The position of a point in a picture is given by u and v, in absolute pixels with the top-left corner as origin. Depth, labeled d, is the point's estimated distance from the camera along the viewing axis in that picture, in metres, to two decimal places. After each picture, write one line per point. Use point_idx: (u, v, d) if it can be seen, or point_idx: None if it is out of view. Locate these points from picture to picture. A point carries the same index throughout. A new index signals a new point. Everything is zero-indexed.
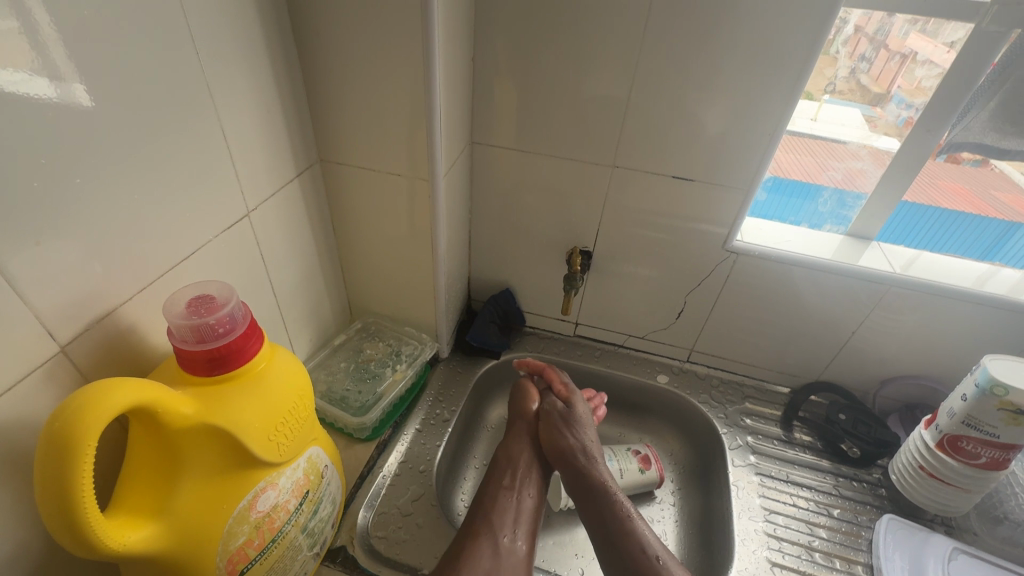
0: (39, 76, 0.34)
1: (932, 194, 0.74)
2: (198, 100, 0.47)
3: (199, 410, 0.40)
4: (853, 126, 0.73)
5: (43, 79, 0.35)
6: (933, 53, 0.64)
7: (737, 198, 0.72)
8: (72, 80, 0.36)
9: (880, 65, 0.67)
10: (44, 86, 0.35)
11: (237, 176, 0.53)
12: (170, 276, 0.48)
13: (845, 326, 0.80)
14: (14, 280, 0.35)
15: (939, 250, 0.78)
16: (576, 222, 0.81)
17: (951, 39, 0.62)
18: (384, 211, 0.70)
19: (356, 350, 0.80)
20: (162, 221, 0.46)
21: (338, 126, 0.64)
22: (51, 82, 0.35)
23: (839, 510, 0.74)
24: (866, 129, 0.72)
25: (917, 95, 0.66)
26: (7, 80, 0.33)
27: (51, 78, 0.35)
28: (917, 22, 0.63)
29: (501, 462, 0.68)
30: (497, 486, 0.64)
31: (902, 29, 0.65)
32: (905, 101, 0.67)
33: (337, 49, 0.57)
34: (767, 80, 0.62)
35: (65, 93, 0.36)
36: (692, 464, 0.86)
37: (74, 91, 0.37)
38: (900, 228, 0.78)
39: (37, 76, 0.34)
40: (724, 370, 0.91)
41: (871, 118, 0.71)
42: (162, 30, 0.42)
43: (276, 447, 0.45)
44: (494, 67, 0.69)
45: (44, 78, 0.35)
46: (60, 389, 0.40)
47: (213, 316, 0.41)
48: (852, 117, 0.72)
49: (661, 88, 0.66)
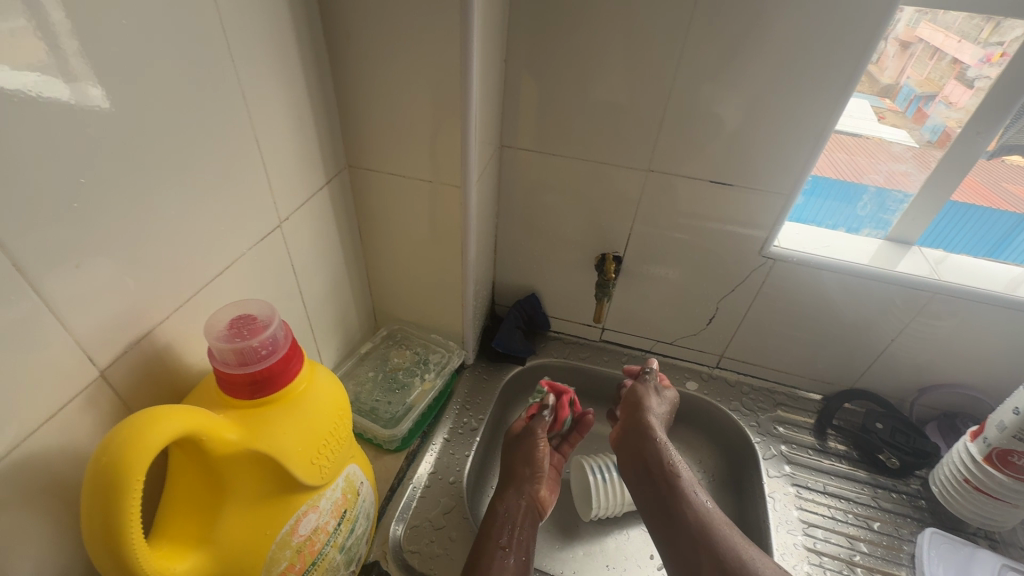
0: (55, 79, 0.31)
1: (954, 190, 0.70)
2: (231, 108, 0.45)
3: (244, 434, 0.38)
4: (863, 117, 0.71)
5: (59, 81, 0.32)
6: (949, 46, 0.63)
7: (777, 203, 0.69)
8: (94, 85, 0.34)
9: (890, 58, 0.65)
10: (61, 89, 0.32)
11: (269, 186, 0.52)
12: (205, 293, 0.46)
13: (884, 332, 0.77)
14: (52, 306, 0.34)
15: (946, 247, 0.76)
16: (606, 226, 0.79)
17: (987, 40, 0.61)
18: (413, 218, 0.68)
19: (383, 358, 0.78)
20: (194, 234, 0.44)
21: (369, 133, 0.62)
22: (63, 83, 0.32)
23: (879, 523, 0.72)
24: (874, 119, 0.71)
25: (926, 86, 0.67)
26: (25, 84, 0.30)
27: (68, 81, 0.32)
28: (931, 13, 0.60)
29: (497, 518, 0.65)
30: (492, 545, 0.61)
31: (913, 21, 0.62)
32: (913, 92, 0.68)
33: (369, 53, 0.55)
34: (814, 83, 0.60)
35: (83, 96, 0.33)
36: (724, 472, 0.84)
37: (90, 94, 0.34)
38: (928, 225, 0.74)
39: (53, 79, 0.31)
40: (755, 377, 0.89)
41: (879, 108, 0.71)
42: (196, 36, 0.40)
43: (319, 471, 0.44)
44: (527, 69, 0.67)
45: (61, 81, 0.32)
46: (99, 415, 0.38)
47: (255, 338, 0.39)
48: (861, 108, 0.70)
49: (701, 91, 0.63)
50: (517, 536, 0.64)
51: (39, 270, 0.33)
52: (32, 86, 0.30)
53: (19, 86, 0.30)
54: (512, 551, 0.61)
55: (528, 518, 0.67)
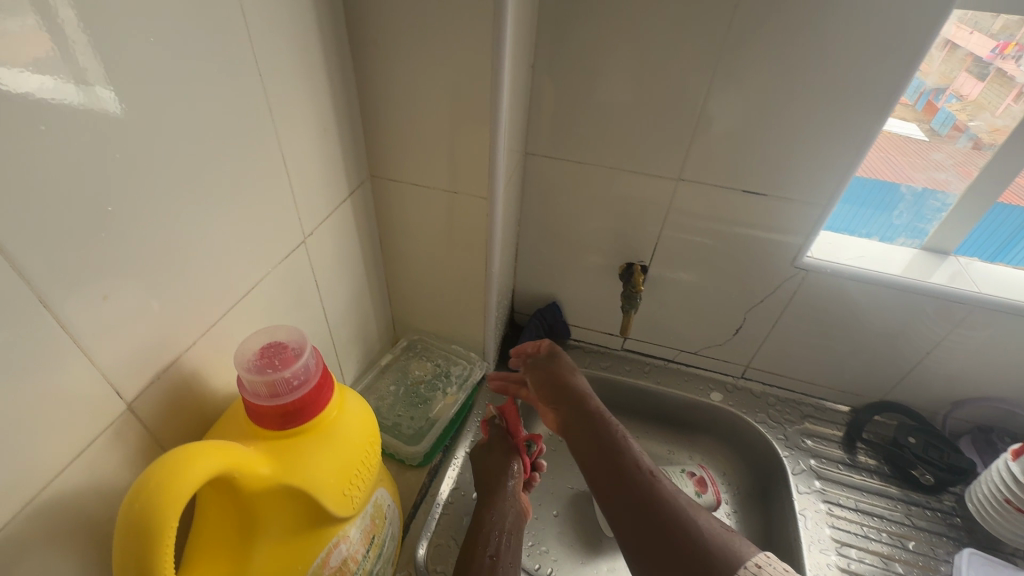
0: (64, 80, 0.28)
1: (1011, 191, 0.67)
2: (258, 124, 0.43)
3: (276, 468, 0.37)
4: None
5: (69, 82, 0.29)
6: (962, 38, 0.61)
7: (813, 213, 0.67)
8: (109, 88, 0.31)
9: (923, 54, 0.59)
10: (70, 90, 0.29)
11: (295, 202, 0.50)
12: (230, 316, 0.45)
13: (918, 345, 0.75)
14: (81, 341, 0.32)
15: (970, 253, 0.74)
16: (632, 235, 0.76)
17: (999, 32, 0.60)
18: (435, 229, 0.66)
19: (403, 371, 0.77)
20: (221, 255, 0.42)
21: (392, 142, 0.60)
22: (73, 85, 0.29)
23: (914, 543, 0.70)
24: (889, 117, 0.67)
25: (935, 79, 0.64)
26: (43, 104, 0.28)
27: (78, 82, 0.29)
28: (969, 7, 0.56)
29: (485, 525, 0.60)
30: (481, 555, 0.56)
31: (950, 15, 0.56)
32: (923, 86, 0.65)
33: (396, 61, 0.53)
34: (857, 90, 0.57)
35: (95, 99, 0.30)
36: (750, 486, 0.82)
37: (102, 97, 0.31)
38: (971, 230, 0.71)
39: (62, 81, 0.28)
40: (781, 387, 0.87)
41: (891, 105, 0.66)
42: (224, 50, 0.38)
43: (350, 501, 0.42)
44: (555, 75, 0.65)
45: (71, 82, 0.29)
46: (127, 449, 0.37)
47: (287, 369, 0.38)
48: None
49: (737, 98, 0.61)
50: (507, 543, 0.59)
51: (69, 306, 0.31)
52: (51, 102, 0.28)
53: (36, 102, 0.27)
54: (500, 558, 0.57)
55: (516, 524, 0.62)
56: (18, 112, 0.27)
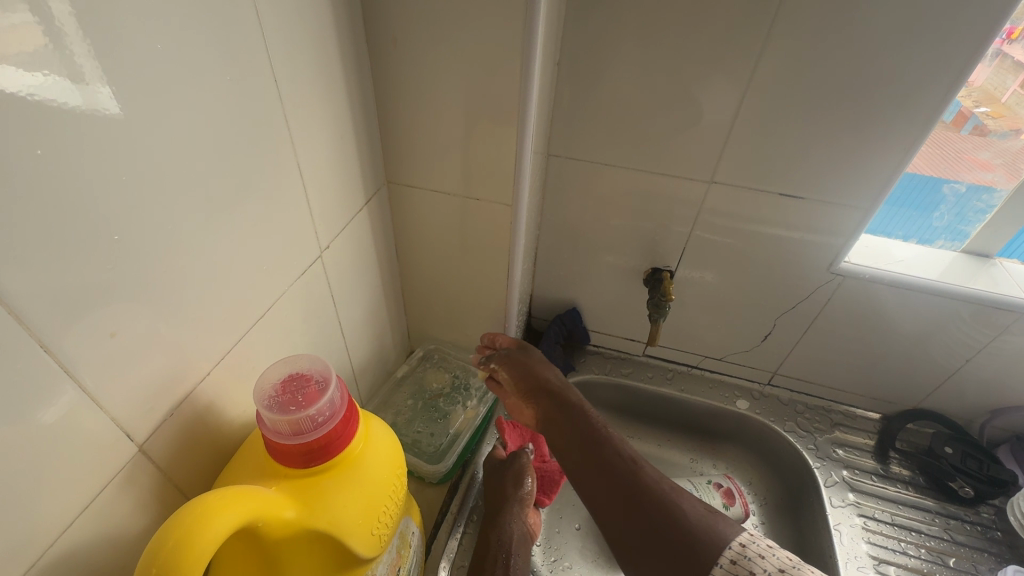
0: (58, 78, 0.25)
1: None
2: (272, 134, 0.40)
3: (301, 510, 0.34)
4: None
5: (64, 81, 0.25)
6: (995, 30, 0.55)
7: (853, 216, 0.63)
8: (108, 88, 0.27)
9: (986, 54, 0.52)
10: (65, 90, 0.25)
11: (310, 214, 0.46)
12: (245, 340, 0.42)
13: (958, 352, 0.72)
14: (85, 384, 0.29)
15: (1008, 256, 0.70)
16: (659, 239, 0.73)
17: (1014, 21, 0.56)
18: (455, 236, 0.63)
19: (420, 383, 0.74)
20: (235, 277, 0.39)
21: (410, 146, 0.56)
22: (69, 83, 0.25)
23: (955, 559, 0.68)
24: None
25: None
26: (36, 123, 0.24)
27: (73, 81, 0.25)
28: None
29: (492, 551, 0.59)
30: None
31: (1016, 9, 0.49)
32: None
33: (415, 61, 0.50)
34: (908, 87, 0.53)
35: (93, 100, 0.27)
36: (779, 497, 0.79)
37: (101, 98, 0.27)
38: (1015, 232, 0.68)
39: (57, 79, 0.25)
40: (809, 394, 0.84)
41: None
42: (234, 55, 0.35)
43: (378, 539, 0.39)
44: (580, 72, 0.61)
45: (65, 80, 0.25)
46: (139, 492, 0.34)
47: (312, 407, 0.35)
48: None
49: (776, 96, 0.57)
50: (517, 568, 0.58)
51: (72, 346, 0.28)
52: (45, 120, 0.25)
53: (26, 119, 0.24)
54: None
55: (523, 548, 0.61)
56: (11, 134, 0.23)
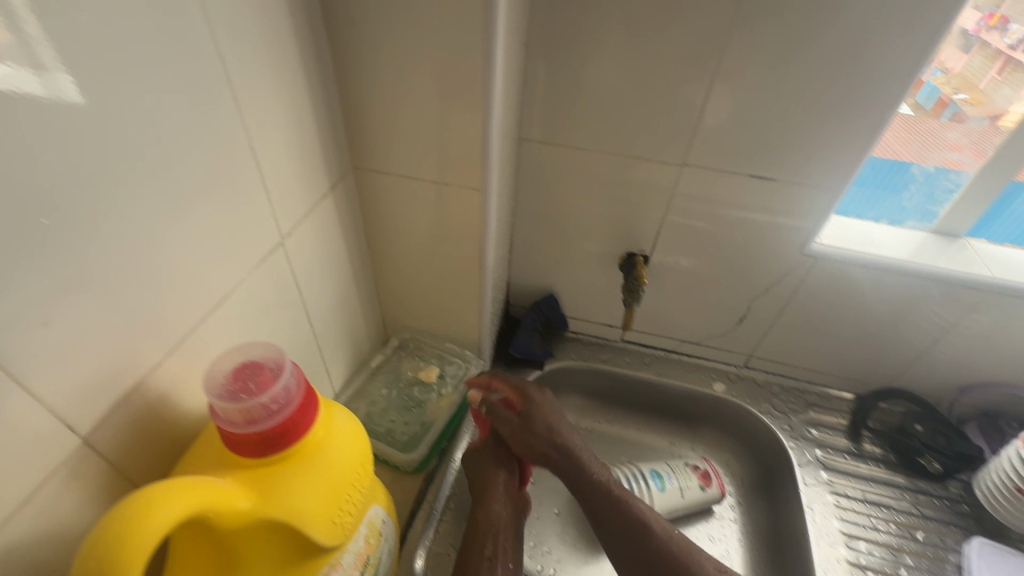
0: (17, 67, 0.25)
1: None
2: (221, 116, 0.38)
3: (256, 501, 0.33)
4: None
5: (24, 69, 0.25)
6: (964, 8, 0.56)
7: (825, 197, 0.63)
8: (60, 71, 0.27)
9: None
10: (26, 79, 0.26)
11: (269, 200, 0.45)
12: (201, 330, 0.40)
13: (928, 331, 0.73)
14: (17, 376, 0.28)
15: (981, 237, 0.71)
16: (633, 224, 0.73)
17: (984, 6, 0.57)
18: (425, 222, 0.62)
19: (395, 372, 0.73)
20: (188, 265, 0.38)
21: (375, 130, 0.55)
22: (29, 73, 0.26)
23: (923, 533, 0.69)
24: None
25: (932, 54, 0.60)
26: None
27: (30, 67, 0.26)
28: None
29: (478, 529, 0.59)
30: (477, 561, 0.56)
31: None
32: None
33: (376, 41, 0.48)
34: (875, 66, 0.53)
35: (53, 87, 0.27)
36: (755, 478, 0.80)
37: (62, 86, 0.27)
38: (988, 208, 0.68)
39: (17, 68, 0.25)
40: (785, 376, 0.85)
41: None
42: (173, 32, 0.33)
43: (341, 528, 0.39)
44: (549, 52, 0.60)
45: (23, 68, 0.25)
46: (85, 486, 0.33)
47: (264, 394, 0.34)
48: None
49: (747, 77, 0.57)
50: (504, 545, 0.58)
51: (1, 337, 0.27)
52: None
53: None
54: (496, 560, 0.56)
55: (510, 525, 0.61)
56: None
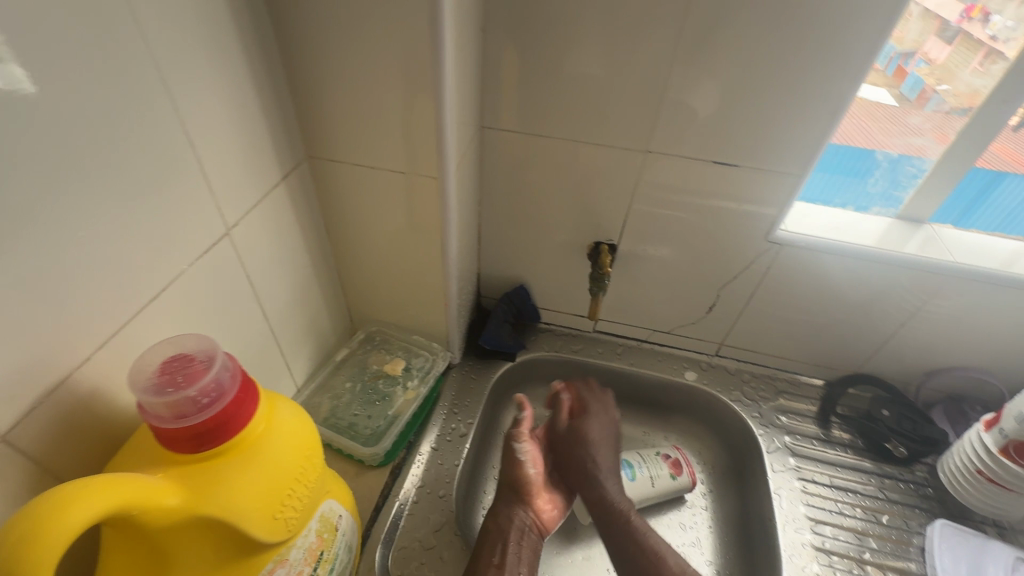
0: None
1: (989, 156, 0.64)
2: (152, 102, 0.37)
3: (188, 498, 0.33)
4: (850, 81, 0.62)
5: None
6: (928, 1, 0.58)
7: (788, 182, 0.63)
8: (7, 58, 0.28)
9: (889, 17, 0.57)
10: None
11: (210, 190, 0.44)
12: (136, 324, 0.39)
13: (893, 317, 0.73)
14: None
15: (963, 225, 0.71)
16: (600, 213, 0.72)
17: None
18: (384, 212, 0.61)
19: (361, 366, 0.72)
20: (118, 256, 0.37)
21: (327, 118, 0.53)
22: None
23: (887, 516, 0.70)
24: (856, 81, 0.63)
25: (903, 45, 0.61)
26: None
27: None
28: None
29: (489, 535, 0.60)
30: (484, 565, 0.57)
31: None
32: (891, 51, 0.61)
33: (323, 25, 0.47)
34: (833, 50, 0.53)
35: (8, 77, 0.28)
36: (726, 465, 0.81)
37: (15, 76, 0.28)
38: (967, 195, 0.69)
39: None
40: (755, 364, 0.85)
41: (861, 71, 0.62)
42: (91, 11, 0.32)
43: (284, 524, 0.38)
44: (508, 35, 0.59)
45: None
46: (6, 485, 0.32)
47: (193, 387, 0.33)
48: None
49: (707, 61, 0.56)
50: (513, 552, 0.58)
51: None
52: None
53: None
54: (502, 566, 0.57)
55: (526, 536, 0.61)
56: None
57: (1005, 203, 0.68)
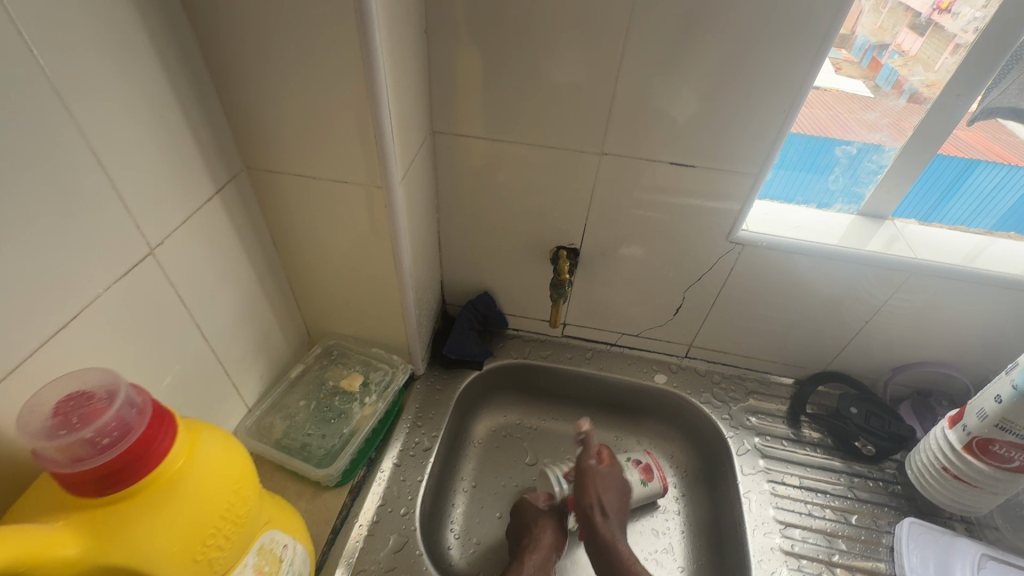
0: None
1: (954, 143, 0.63)
2: (48, 119, 0.34)
3: (89, 547, 0.30)
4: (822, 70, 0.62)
5: None
6: None
7: (745, 181, 0.62)
8: None
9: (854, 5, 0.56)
10: None
11: (127, 208, 0.41)
12: (42, 356, 0.36)
13: (858, 314, 0.73)
14: None
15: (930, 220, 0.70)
16: (559, 217, 0.71)
17: None
18: (332, 223, 0.58)
19: (318, 382, 0.70)
20: (15, 284, 0.34)
21: (261, 127, 0.51)
22: None
23: (857, 516, 0.70)
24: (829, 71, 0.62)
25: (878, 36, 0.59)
26: None
27: None
28: None
29: None
30: None
31: None
32: (865, 44, 0.60)
33: (248, 31, 0.44)
34: (783, 47, 0.52)
35: None
36: (697, 469, 0.80)
37: None
38: (939, 184, 0.67)
39: None
40: (725, 364, 0.85)
41: (838, 61, 0.62)
42: None
43: (209, 564, 0.36)
44: (454, 37, 0.57)
45: None
46: None
47: (89, 428, 0.30)
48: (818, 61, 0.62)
49: (657, 60, 0.54)
50: None
51: None
52: None
53: None
54: None
55: None
56: None
57: (984, 186, 0.66)
